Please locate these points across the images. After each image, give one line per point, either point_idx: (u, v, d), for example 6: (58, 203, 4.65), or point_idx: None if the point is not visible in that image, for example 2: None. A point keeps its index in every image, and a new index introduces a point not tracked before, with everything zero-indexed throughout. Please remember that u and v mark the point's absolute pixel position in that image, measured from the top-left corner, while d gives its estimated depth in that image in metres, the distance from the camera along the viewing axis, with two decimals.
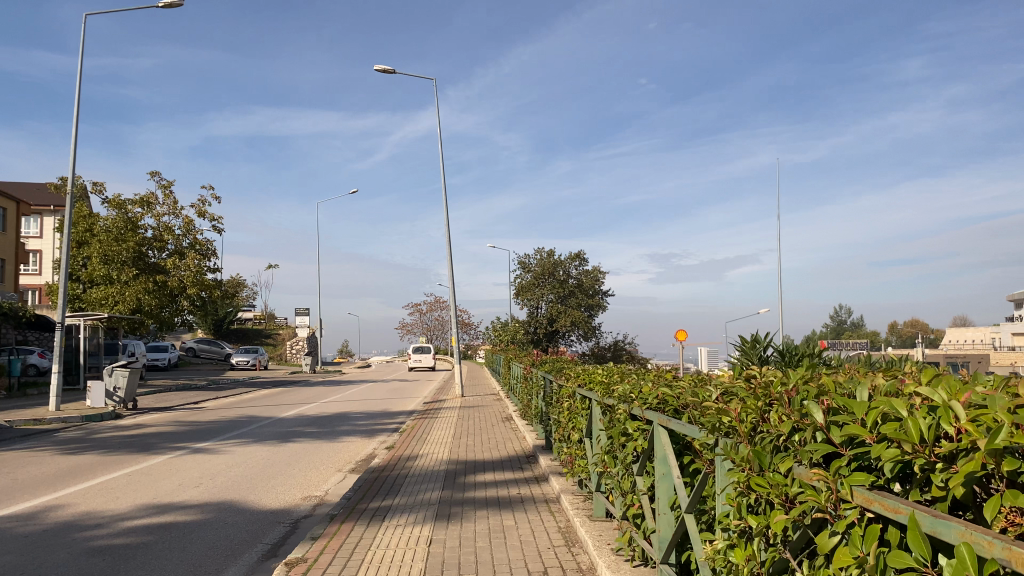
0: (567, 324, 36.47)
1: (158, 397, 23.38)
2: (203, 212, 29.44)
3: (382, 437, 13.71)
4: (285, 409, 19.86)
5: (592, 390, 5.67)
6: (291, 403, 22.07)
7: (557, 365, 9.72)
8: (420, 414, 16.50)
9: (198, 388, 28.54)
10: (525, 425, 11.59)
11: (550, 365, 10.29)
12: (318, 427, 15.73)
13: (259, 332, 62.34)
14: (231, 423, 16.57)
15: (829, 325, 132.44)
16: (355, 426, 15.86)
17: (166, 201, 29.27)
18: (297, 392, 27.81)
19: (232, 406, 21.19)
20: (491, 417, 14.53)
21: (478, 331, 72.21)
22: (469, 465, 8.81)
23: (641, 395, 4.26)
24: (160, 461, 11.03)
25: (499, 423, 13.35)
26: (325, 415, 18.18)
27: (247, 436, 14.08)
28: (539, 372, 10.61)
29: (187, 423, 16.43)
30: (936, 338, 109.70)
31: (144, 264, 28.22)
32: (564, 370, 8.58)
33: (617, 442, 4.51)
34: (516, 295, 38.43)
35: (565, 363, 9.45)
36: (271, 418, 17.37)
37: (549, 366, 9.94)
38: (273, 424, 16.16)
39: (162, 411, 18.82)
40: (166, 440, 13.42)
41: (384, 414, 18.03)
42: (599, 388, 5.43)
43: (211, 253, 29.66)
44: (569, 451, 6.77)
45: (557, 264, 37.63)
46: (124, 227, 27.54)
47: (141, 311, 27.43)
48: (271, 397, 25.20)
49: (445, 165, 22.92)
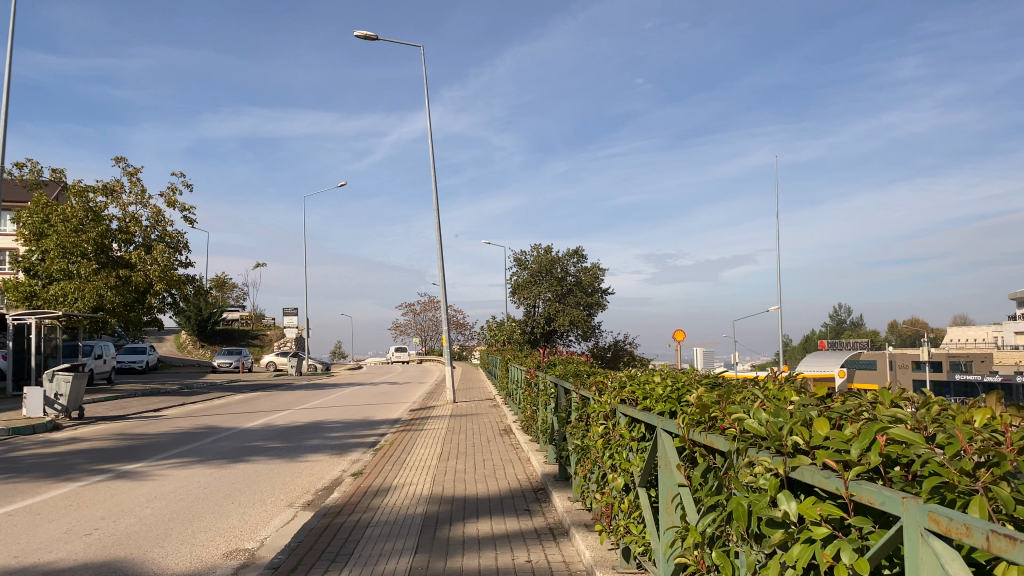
0: (566, 323, 34.21)
1: (117, 403, 20.97)
2: (173, 201, 27.07)
3: (355, 455, 11.39)
4: (253, 417, 17.46)
5: (659, 413, 3.42)
6: (263, 410, 19.69)
7: (574, 370, 7.46)
8: (404, 425, 14.13)
9: (168, 393, 26.15)
10: (528, 444, 9.29)
11: (561, 368, 7.98)
12: (282, 441, 13.36)
13: (245, 332, 59.82)
14: (185, 436, 14.20)
15: (828, 325, 130.74)
16: (326, 440, 13.48)
17: (133, 189, 26.94)
18: (274, 397, 25.43)
19: (195, 414, 18.77)
20: (486, 430, 12.22)
21: (472, 331, 69.79)
22: (458, 505, 6.49)
23: (817, 433, 1.99)
24: (65, 492, 8.67)
25: (496, 437, 11.08)
26: (295, 425, 15.84)
27: (192, 454, 11.70)
28: (546, 380, 8.33)
29: (130, 436, 14.01)
30: (939, 336, 107.63)
31: (107, 257, 25.79)
32: (584, 377, 6.35)
33: (747, 529, 2.23)
34: (511, 294, 36.16)
35: (584, 366, 7.18)
36: (232, 430, 14.96)
37: (562, 371, 7.68)
38: (232, 438, 13.80)
39: (110, 422, 16.42)
40: (91, 459, 11.06)
41: (362, 424, 15.69)
42: (678, 411, 3.18)
43: (182, 247, 27.24)
44: (607, 499, 4.45)
45: (555, 261, 35.33)
46: (84, 216, 25.12)
47: (102, 309, 24.95)
48: (245, 403, 22.84)
49: (434, 146, 20.64)
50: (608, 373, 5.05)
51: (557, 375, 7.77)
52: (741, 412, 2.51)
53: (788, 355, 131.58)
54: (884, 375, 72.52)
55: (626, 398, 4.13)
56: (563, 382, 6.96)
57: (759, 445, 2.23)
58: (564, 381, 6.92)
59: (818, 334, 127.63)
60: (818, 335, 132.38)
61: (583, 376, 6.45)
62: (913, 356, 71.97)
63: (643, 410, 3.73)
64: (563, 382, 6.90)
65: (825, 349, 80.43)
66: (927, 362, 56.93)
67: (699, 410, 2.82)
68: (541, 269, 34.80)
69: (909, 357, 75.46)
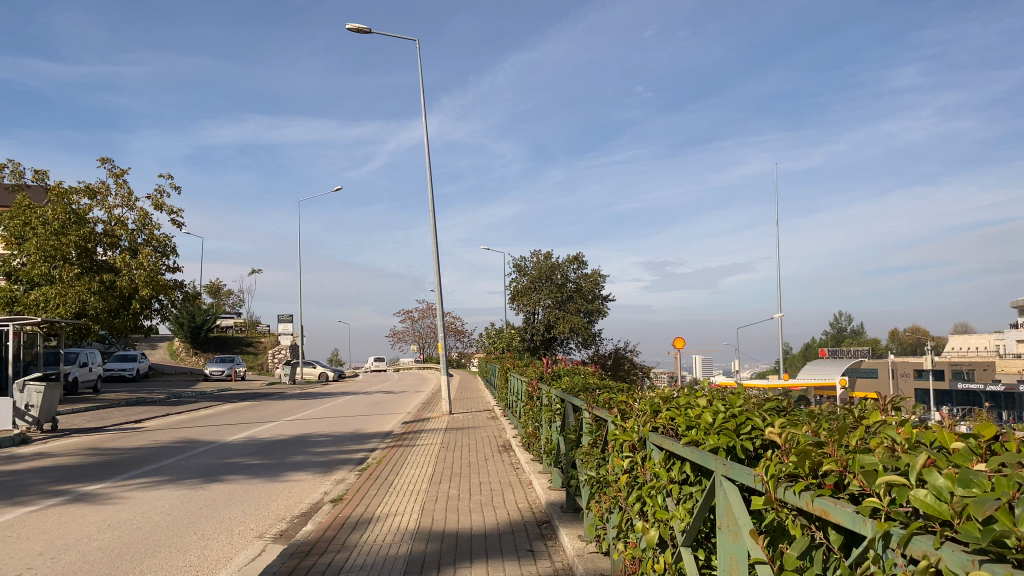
0: (566, 331, 33.32)
1: (97, 414, 20.00)
2: (160, 203, 26.17)
3: (340, 474, 10.44)
4: (237, 430, 16.48)
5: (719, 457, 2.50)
6: (250, 422, 18.72)
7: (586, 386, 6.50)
8: (395, 440, 13.20)
9: (154, 403, 25.17)
10: (529, 464, 8.36)
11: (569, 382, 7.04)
12: (265, 456, 12.40)
13: (240, 340, 58.80)
14: (160, 451, 13.23)
15: (829, 333, 129.88)
16: (312, 456, 12.51)
17: (119, 191, 26.02)
18: (264, 407, 24.47)
19: (177, 426, 17.79)
20: (483, 446, 11.28)
21: (470, 338, 68.77)
22: (449, 544, 5.54)
23: None
24: (9, 519, 7.71)
25: (495, 455, 10.16)
26: (281, 439, 14.89)
27: (164, 472, 10.75)
28: (550, 395, 7.38)
29: (102, 451, 13.03)
30: (941, 343, 106.83)
31: (91, 262, 24.85)
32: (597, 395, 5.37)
33: None
34: (510, 300, 35.28)
35: (595, 382, 6.24)
36: (212, 444, 14.00)
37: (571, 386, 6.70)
38: (211, 453, 12.85)
39: (83, 435, 15.43)
40: (51, 479, 10.08)
41: (352, 438, 14.76)
42: (755, 456, 2.26)
43: (170, 251, 26.32)
44: (633, 552, 3.52)
45: (555, 267, 34.44)
46: (67, 219, 24.21)
47: (85, 315, 24.00)
48: (233, 413, 21.87)
49: (430, 144, 19.74)
50: (633, 393, 4.11)
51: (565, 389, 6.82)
52: (890, 470, 1.60)
53: (788, 363, 130.79)
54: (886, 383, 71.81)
55: (660, 426, 3.20)
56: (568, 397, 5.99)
57: (943, 539, 1.34)
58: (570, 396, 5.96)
59: (818, 342, 126.74)
60: (818, 342, 131.62)
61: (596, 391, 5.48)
62: (916, 364, 70.97)
63: (694, 448, 2.80)
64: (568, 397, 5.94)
65: (826, 358, 79.44)
66: (930, 370, 56.31)
67: (800, 461, 1.90)
68: (541, 275, 33.92)
69: (911, 364, 74.78)
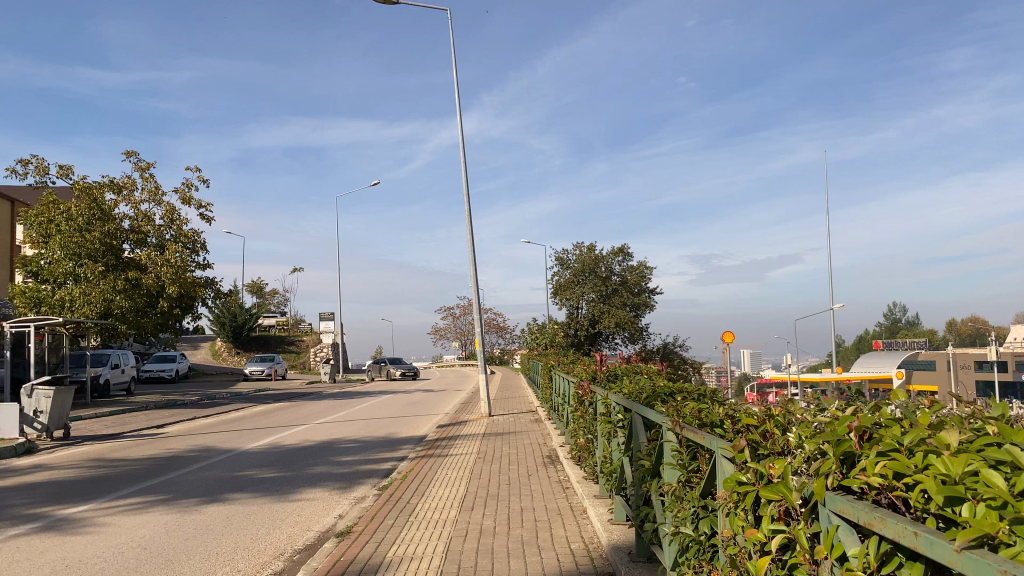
0: (611, 325, 31.65)
1: (119, 419, 18.88)
2: (187, 197, 25.13)
3: (360, 493, 8.98)
4: (260, 435, 15.15)
5: None
6: (277, 425, 17.43)
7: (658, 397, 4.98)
8: (428, 447, 11.72)
9: (183, 406, 24.10)
10: (581, 486, 6.79)
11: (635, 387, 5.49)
12: (281, 466, 10.97)
13: (282, 339, 58.26)
14: (169, 462, 11.89)
15: (882, 323, 125.88)
16: (334, 467, 11.08)
17: (145, 186, 25.03)
18: (296, 408, 23.27)
19: (199, 431, 16.55)
20: (526, 457, 9.70)
21: (513, 335, 67.34)
22: None
23: None
24: None
25: (539, 469, 8.59)
26: (304, 446, 13.53)
27: (163, 489, 9.38)
28: (608, 402, 5.78)
29: (105, 463, 11.74)
30: (1002, 333, 102.54)
31: (117, 259, 23.89)
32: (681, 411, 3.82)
33: None
34: (553, 295, 33.79)
35: (674, 393, 4.68)
36: (228, 453, 12.66)
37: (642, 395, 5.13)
38: (223, 463, 11.48)
39: (96, 443, 14.28)
40: (32, 499, 8.78)
41: (382, 444, 13.30)
42: None
43: (199, 247, 25.30)
44: None
45: (599, 259, 32.78)
46: (91, 215, 23.25)
47: (111, 315, 23.03)
48: (263, 415, 20.66)
49: (464, 124, 18.20)
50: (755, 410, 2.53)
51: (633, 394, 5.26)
52: None
53: (841, 355, 127.21)
54: (946, 374, 68.75)
55: (864, 487, 1.66)
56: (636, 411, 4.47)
57: None
58: (639, 408, 4.42)
59: (872, 334, 122.79)
60: (871, 334, 127.61)
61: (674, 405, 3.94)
62: (977, 354, 67.65)
63: (992, 558, 1.28)
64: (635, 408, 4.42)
65: (881, 351, 76.55)
66: (994, 362, 53.65)
67: None
68: (585, 267, 32.33)
69: (972, 356, 71.44)
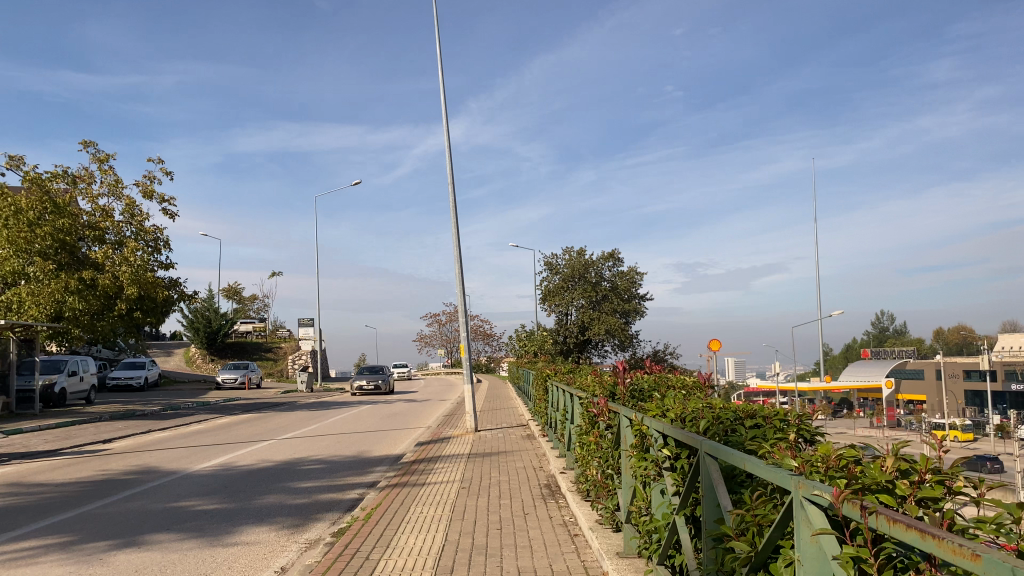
0: (601, 332, 30.03)
1: (64, 433, 17.02)
2: (149, 191, 23.27)
3: (312, 535, 7.19)
4: (215, 453, 13.33)
5: None
6: (238, 440, 15.61)
7: (735, 439, 3.34)
8: (403, 470, 9.97)
9: (142, 417, 22.21)
10: (597, 537, 5.10)
11: (691, 409, 3.81)
12: (227, 495, 9.19)
13: (259, 345, 56.26)
14: (98, 488, 10.08)
15: (870, 333, 124.90)
16: (290, 495, 9.34)
17: (104, 178, 23.13)
18: (264, 420, 21.44)
19: (148, 447, 14.73)
20: (518, 488, 7.91)
21: (499, 342, 65.69)
22: None
23: None
24: None
25: (536, 508, 6.83)
26: (261, 467, 11.76)
27: (72, 528, 7.60)
28: (642, 428, 4.05)
29: (22, 489, 9.92)
30: (990, 342, 101.70)
31: (72, 257, 21.97)
32: (811, 466, 2.25)
33: None
34: (540, 301, 32.13)
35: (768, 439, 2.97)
36: (170, 477, 10.85)
37: (713, 431, 3.43)
38: (160, 490, 9.69)
39: (23, 462, 12.45)
40: None
41: (350, 466, 11.55)
42: None
43: (162, 245, 23.47)
44: None
45: (589, 263, 31.17)
46: (42, 208, 21.30)
47: (63, 317, 21.10)
48: (225, 428, 18.84)
49: (447, 108, 16.53)
50: None
51: (697, 422, 3.57)
52: None
53: (828, 364, 126.51)
54: (937, 384, 67.48)
55: None
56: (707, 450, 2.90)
57: None
58: (717, 445, 2.85)
59: (860, 343, 122.15)
60: (858, 343, 126.70)
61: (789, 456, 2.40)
62: (967, 363, 66.49)
63: None
64: (711, 446, 2.86)
65: (869, 360, 75.94)
66: (986, 371, 52.43)
67: None
68: (574, 272, 30.73)
69: (960, 365, 70.40)
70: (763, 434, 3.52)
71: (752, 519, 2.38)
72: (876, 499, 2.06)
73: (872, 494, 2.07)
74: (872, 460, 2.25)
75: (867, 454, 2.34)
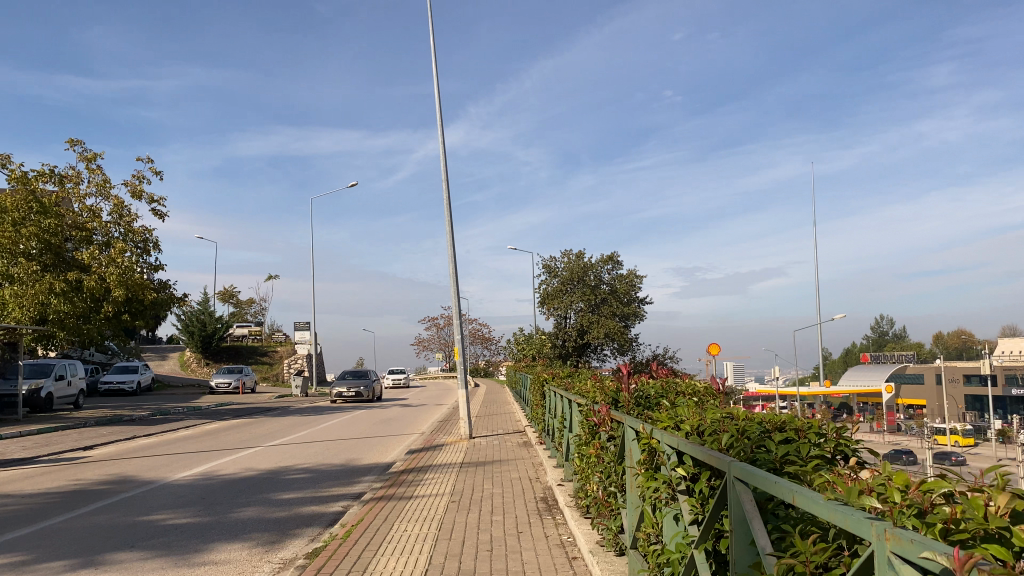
0: (600, 336, 29.44)
1: (45, 440, 16.41)
2: (138, 191, 22.69)
3: (285, 556, 6.58)
4: (196, 462, 12.73)
5: None
6: (223, 448, 15.01)
7: (766, 458, 2.78)
8: (391, 482, 9.35)
9: (129, 423, 21.61)
10: (599, 561, 4.52)
11: (710, 422, 3.26)
12: (202, 508, 8.58)
13: (255, 349, 55.65)
14: (69, 499, 9.48)
15: (869, 337, 124.32)
16: (270, 508, 8.74)
17: (92, 178, 22.56)
18: (254, 426, 20.83)
19: (129, 455, 14.13)
20: (512, 502, 7.30)
21: (497, 346, 65.13)
22: None
23: None
24: None
25: (531, 525, 6.25)
26: (243, 476, 11.17)
27: (29, 546, 6.99)
28: (650, 442, 3.49)
29: None
30: (992, 347, 101.13)
31: (58, 258, 21.39)
32: (890, 503, 1.72)
33: None
34: (539, 304, 31.55)
35: (823, 467, 2.39)
36: (146, 487, 10.25)
37: (739, 450, 2.88)
38: (132, 502, 9.09)
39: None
40: None
41: (336, 476, 10.95)
42: None
43: (151, 246, 22.89)
44: None
45: (588, 266, 30.60)
46: (27, 207, 20.71)
47: (47, 319, 20.49)
48: (213, 434, 18.23)
49: (442, 103, 16.00)
50: None
51: (720, 438, 3.02)
52: None
53: (828, 368, 126.05)
54: (937, 388, 66.98)
55: None
56: (741, 474, 2.35)
57: None
58: (754, 469, 2.29)
59: (860, 347, 121.79)
60: (857, 348, 126.11)
61: (857, 489, 1.86)
62: (968, 368, 65.94)
63: None
64: (744, 469, 2.32)
65: (869, 364, 75.48)
66: (988, 376, 51.83)
67: None
68: (573, 274, 30.16)
69: (962, 369, 69.78)
70: (796, 451, 2.96)
71: (803, 567, 1.84)
72: (986, 553, 1.50)
73: (981, 546, 1.52)
74: (972, 498, 1.69)
75: (961, 485, 1.79)
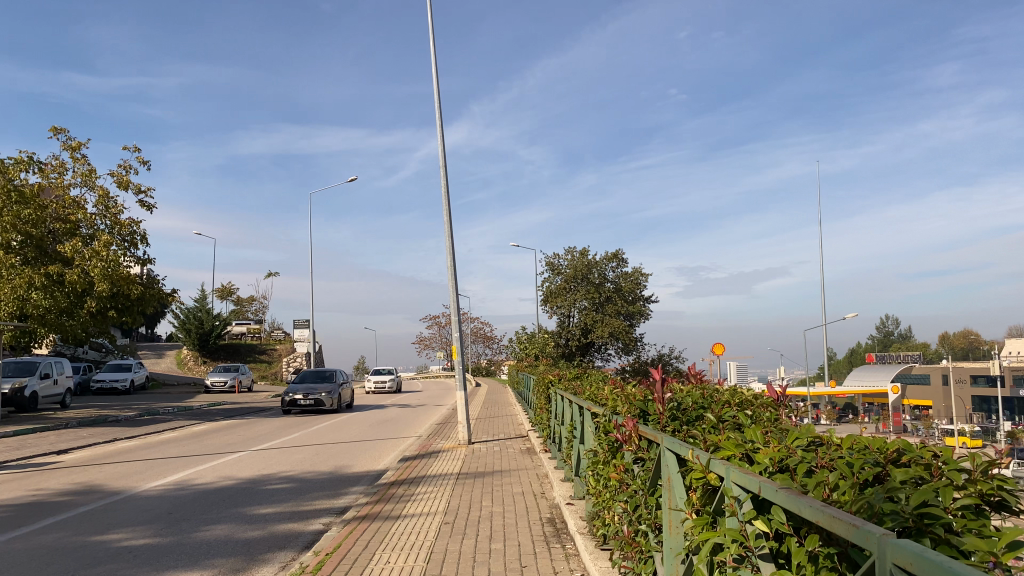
0: (604, 336, 28.47)
1: (19, 442, 15.47)
2: (125, 181, 21.71)
3: None
4: (173, 468, 11.76)
5: None
6: (206, 452, 14.03)
7: None
8: (379, 495, 8.37)
9: (114, 424, 20.66)
10: None
11: (802, 455, 2.27)
12: (166, 526, 7.61)
13: (253, 347, 54.74)
14: (24, 513, 8.52)
15: (875, 337, 123.20)
16: (242, 525, 7.77)
17: (77, 168, 21.60)
18: (244, 427, 19.87)
19: (104, 459, 13.17)
20: (515, 524, 6.31)
21: (499, 345, 64.22)
22: None
23: None
24: None
25: (536, 558, 5.27)
26: (220, 485, 10.21)
27: None
28: (711, 474, 2.50)
29: None
30: (999, 347, 100.00)
31: (40, 252, 20.43)
32: None
33: None
34: (542, 302, 30.55)
35: None
36: (112, 498, 9.29)
37: (857, 504, 1.91)
38: (91, 517, 8.12)
39: None
40: None
41: (320, 486, 9.98)
42: None
43: (138, 239, 21.93)
44: None
45: (592, 264, 29.61)
46: (7, 197, 19.75)
47: (26, 315, 19.51)
48: (199, 437, 17.28)
49: (439, 87, 14.99)
50: None
51: (823, 479, 2.04)
52: None
53: (833, 369, 125.01)
54: (944, 389, 65.94)
55: None
56: (913, 569, 1.38)
57: None
58: (940, 563, 1.33)
59: (865, 347, 120.80)
60: (862, 348, 124.96)
61: None
62: (976, 369, 64.83)
63: None
64: (920, 560, 1.35)
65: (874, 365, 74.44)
66: (997, 377, 50.74)
67: None
68: (577, 272, 29.19)
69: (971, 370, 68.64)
70: (941, 506, 1.97)
71: None
72: None
73: None
74: None
75: None
